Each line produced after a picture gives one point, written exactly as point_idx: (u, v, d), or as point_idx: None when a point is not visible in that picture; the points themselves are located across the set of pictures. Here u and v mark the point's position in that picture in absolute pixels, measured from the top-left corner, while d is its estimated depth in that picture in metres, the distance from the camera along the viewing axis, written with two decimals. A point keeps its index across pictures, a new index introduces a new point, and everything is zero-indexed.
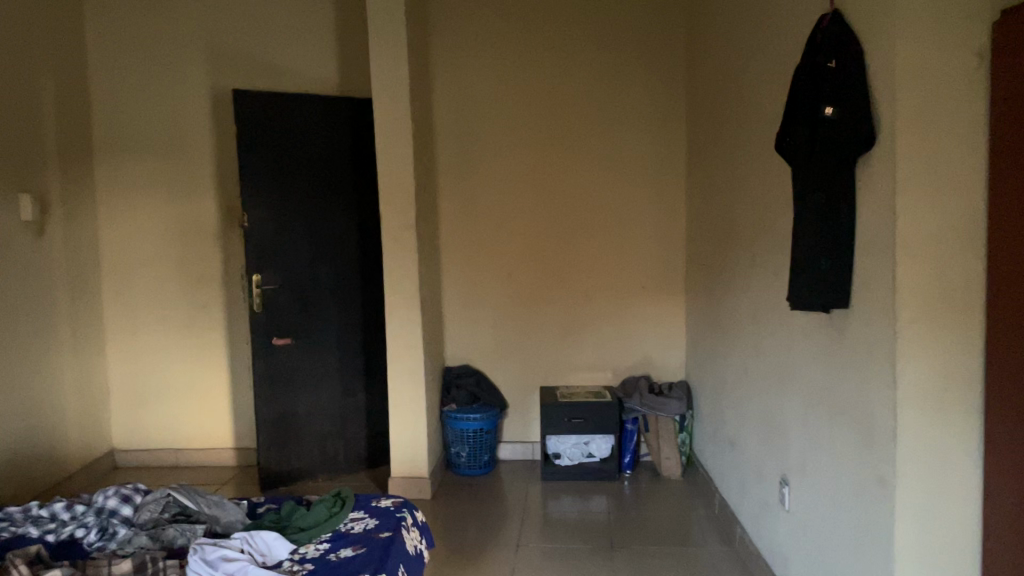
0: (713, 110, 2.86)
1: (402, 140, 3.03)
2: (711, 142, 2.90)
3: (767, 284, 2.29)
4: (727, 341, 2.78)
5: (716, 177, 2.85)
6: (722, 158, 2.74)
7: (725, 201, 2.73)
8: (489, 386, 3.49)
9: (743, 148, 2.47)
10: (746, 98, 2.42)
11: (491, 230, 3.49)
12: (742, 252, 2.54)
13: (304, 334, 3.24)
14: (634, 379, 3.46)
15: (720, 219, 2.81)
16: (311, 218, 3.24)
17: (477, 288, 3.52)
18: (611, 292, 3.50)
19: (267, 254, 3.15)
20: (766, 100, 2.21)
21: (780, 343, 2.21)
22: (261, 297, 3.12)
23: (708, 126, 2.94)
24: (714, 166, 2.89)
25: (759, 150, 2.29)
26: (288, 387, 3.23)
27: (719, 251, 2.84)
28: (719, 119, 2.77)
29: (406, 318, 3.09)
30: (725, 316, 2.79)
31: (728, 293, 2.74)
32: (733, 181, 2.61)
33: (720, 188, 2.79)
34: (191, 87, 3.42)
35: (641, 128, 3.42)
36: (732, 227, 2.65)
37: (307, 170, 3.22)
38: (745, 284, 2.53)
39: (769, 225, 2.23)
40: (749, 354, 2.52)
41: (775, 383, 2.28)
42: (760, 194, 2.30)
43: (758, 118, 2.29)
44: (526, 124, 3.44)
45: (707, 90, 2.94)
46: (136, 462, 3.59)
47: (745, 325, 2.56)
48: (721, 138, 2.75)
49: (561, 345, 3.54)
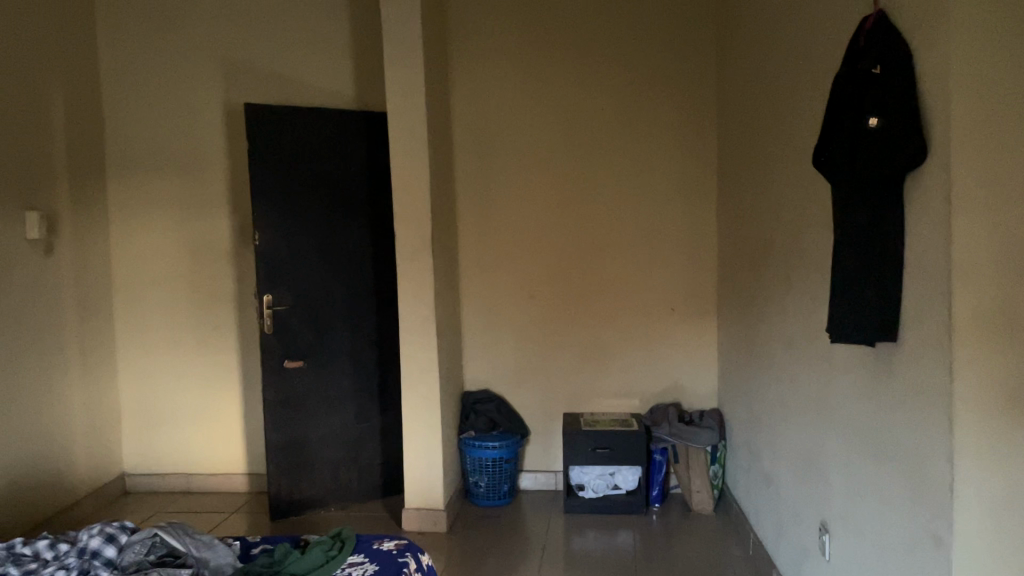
0: (746, 124, 2.68)
1: (417, 155, 2.90)
2: (745, 158, 2.72)
3: (805, 312, 2.11)
4: (762, 371, 2.59)
5: (749, 193, 2.67)
6: (757, 174, 2.55)
7: (759, 221, 2.54)
8: (510, 413, 3.34)
9: (778, 164, 2.29)
10: (782, 111, 2.24)
11: (513, 250, 3.34)
12: (778, 277, 2.36)
13: (316, 357, 3.12)
14: (662, 407, 3.28)
15: (753, 240, 2.63)
16: (325, 236, 3.12)
17: (498, 309, 3.37)
18: (639, 315, 3.32)
19: (279, 274, 3.05)
20: (803, 113, 2.04)
21: (820, 377, 2.02)
22: (272, 319, 3.02)
23: (742, 141, 2.76)
24: (747, 180, 2.70)
25: (796, 167, 2.11)
26: (299, 412, 3.10)
27: (753, 275, 2.66)
28: (753, 132, 2.59)
29: (420, 342, 2.94)
30: (760, 345, 2.60)
31: (763, 320, 2.55)
32: (768, 200, 2.43)
33: (754, 208, 2.61)
34: (205, 102, 3.34)
35: (671, 141, 3.25)
36: (766, 249, 2.47)
37: (321, 187, 3.10)
38: (781, 312, 2.35)
39: (806, 248, 2.05)
40: (786, 387, 2.33)
41: (815, 420, 2.09)
42: (797, 215, 2.12)
43: (795, 133, 2.11)
44: (549, 138, 3.30)
45: (741, 101, 2.76)
46: (147, 487, 3.49)
47: (781, 357, 2.37)
48: (755, 153, 2.57)
49: (585, 370, 3.37)
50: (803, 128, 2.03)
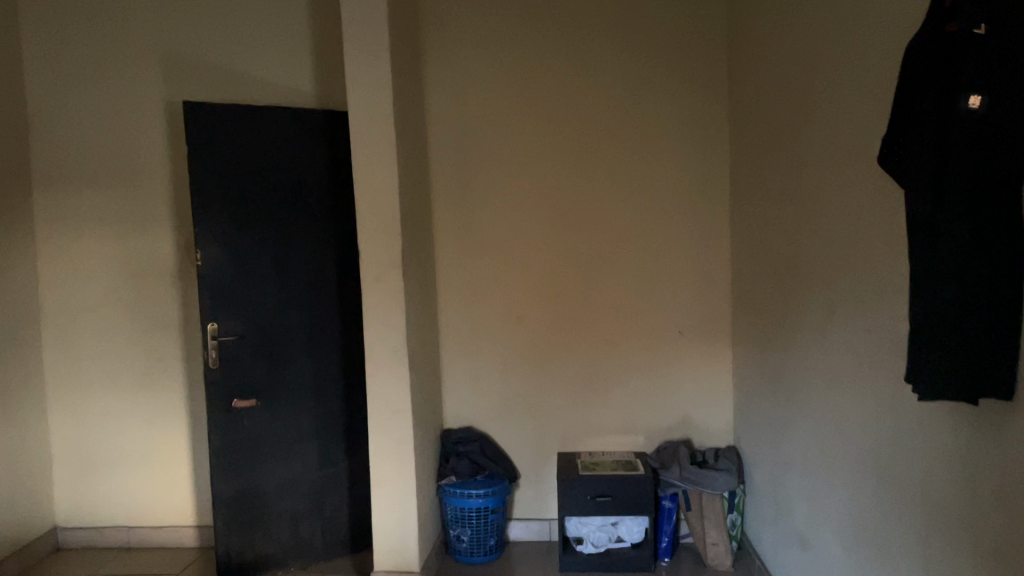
0: (772, 119, 2.29)
1: (385, 159, 2.48)
2: (770, 163, 2.33)
3: (861, 348, 1.70)
4: (795, 414, 2.19)
5: (777, 199, 2.26)
6: (788, 178, 2.16)
7: (792, 235, 2.14)
8: (497, 454, 2.92)
9: (822, 164, 1.88)
10: (827, 100, 1.84)
11: (498, 268, 2.93)
12: (817, 304, 1.96)
13: (271, 394, 2.70)
14: (670, 445, 2.86)
15: (782, 258, 2.23)
16: (280, 253, 2.70)
17: (482, 335, 2.96)
18: (643, 340, 2.91)
19: (225, 299, 2.63)
20: (861, 100, 1.63)
21: (886, 431, 1.61)
22: (217, 351, 2.62)
23: (766, 141, 2.36)
24: (773, 185, 2.30)
25: (850, 167, 1.71)
26: (253, 458, 2.69)
27: (781, 299, 2.26)
28: (783, 130, 2.19)
29: (390, 377, 2.52)
30: (793, 384, 2.20)
31: (797, 355, 2.15)
32: (804, 209, 2.03)
33: (784, 219, 2.21)
34: (145, 103, 2.92)
35: (678, 142, 2.85)
36: (801, 267, 2.07)
37: (274, 198, 2.69)
38: (822, 345, 1.94)
39: (866, 269, 1.64)
40: (831, 439, 1.93)
41: (875, 487, 1.69)
42: (851, 226, 1.71)
43: (849, 125, 1.70)
44: (539, 140, 2.89)
45: (765, 93, 2.36)
46: (82, 542, 3.05)
47: (823, 402, 1.97)
48: (785, 152, 2.17)
49: (582, 404, 2.95)
50: (863, 117, 1.62)
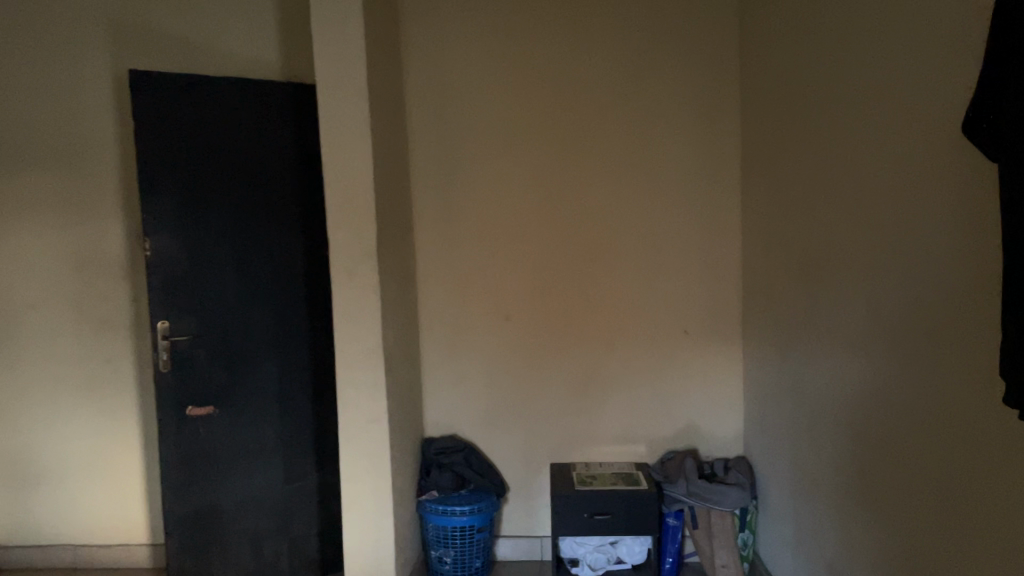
0: (804, 94, 2.02)
1: (358, 137, 2.18)
2: (801, 145, 2.06)
3: (929, 357, 1.43)
4: (836, 431, 1.93)
5: (811, 182, 1.99)
6: (828, 158, 1.88)
7: (834, 225, 1.87)
8: (483, 466, 2.64)
9: (874, 141, 1.62)
10: (884, 65, 1.56)
11: (485, 262, 2.65)
12: (872, 306, 1.68)
13: (230, 401, 2.41)
14: (675, 456, 2.59)
15: (818, 251, 1.97)
16: (240, 244, 2.40)
17: (467, 334, 2.68)
18: (645, 341, 2.65)
19: (177, 294, 2.35)
20: (936, 60, 1.36)
21: (963, 460, 1.35)
22: (169, 353, 2.33)
23: (796, 118, 2.09)
24: (805, 168, 2.03)
25: (917, 142, 1.43)
26: (209, 472, 2.42)
27: (817, 298, 1.99)
28: (819, 104, 1.92)
29: (364, 382, 2.23)
30: (830, 396, 1.93)
31: (839, 363, 1.88)
32: (851, 194, 1.76)
33: (821, 208, 1.93)
34: (89, 76, 2.61)
35: (685, 122, 2.58)
36: (846, 261, 1.80)
37: (233, 182, 2.38)
38: (877, 354, 1.67)
39: (942, 264, 1.37)
40: (885, 461, 1.66)
41: (948, 520, 1.42)
42: (919, 213, 1.44)
43: (915, 90, 1.43)
44: (533, 119, 2.61)
45: (795, 64, 2.08)
46: (22, 563, 2.75)
47: (874, 418, 1.71)
48: (824, 129, 1.90)
49: (578, 410, 2.68)
50: (941, 80, 1.35)
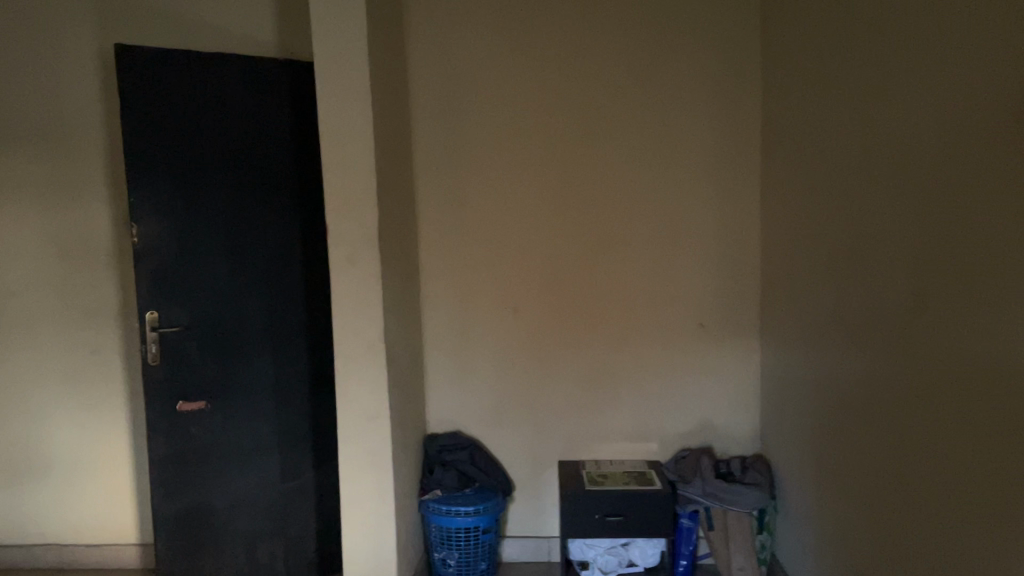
0: (840, 73, 1.89)
1: (358, 117, 2.04)
2: (833, 128, 1.94)
3: (985, 358, 1.31)
4: (862, 431, 1.81)
5: (845, 165, 1.87)
6: (865, 142, 1.76)
7: (868, 214, 1.75)
8: (490, 464, 2.52)
9: (927, 123, 1.48)
10: (945, 39, 1.43)
11: (490, 250, 2.53)
12: (909, 301, 1.57)
13: (223, 395, 2.29)
14: (690, 454, 2.48)
15: (850, 241, 1.85)
16: (233, 230, 2.27)
17: (472, 326, 2.56)
18: (656, 334, 2.53)
19: (167, 283, 2.22)
20: (1014, 33, 1.23)
21: (1016, 470, 1.24)
22: (158, 345, 2.21)
23: (828, 98, 1.97)
24: (838, 151, 1.91)
25: (985, 123, 1.30)
26: (201, 471, 2.30)
27: (847, 291, 1.87)
28: (857, 84, 1.80)
29: (365, 378, 2.11)
30: (859, 395, 1.82)
31: (869, 360, 1.76)
32: (891, 180, 1.63)
33: (855, 194, 1.81)
34: (74, 52, 2.47)
35: (703, 104, 2.45)
36: (881, 252, 1.68)
37: (227, 164, 2.25)
38: (914, 350, 1.55)
39: (1005, 255, 1.25)
40: (919, 466, 1.55)
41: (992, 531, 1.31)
42: (981, 200, 1.32)
43: (988, 67, 1.30)
44: (544, 100, 2.48)
45: (829, 40, 1.96)
46: (6, 563, 2.63)
47: (906, 421, 1.59)
48: (862, 112, 1.77)
49: (586, 406, 2.57)
50: (1020, 56, 1.21)
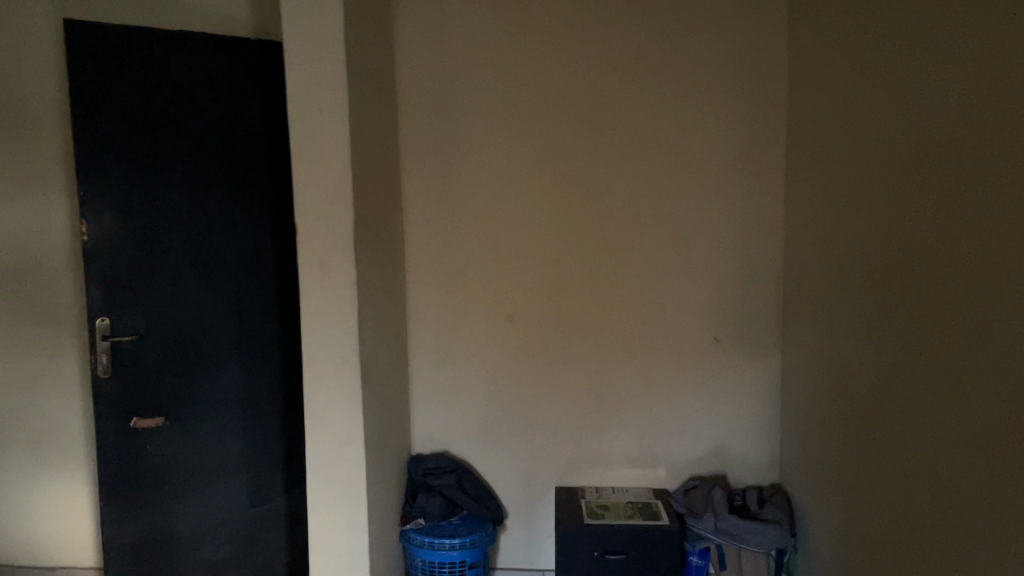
0: (873, 62, 1.65)
1: (331, 103, 1.80)
2: (866, 125, 1.69)
3: None
4: (893, 477, 1.57)
5: (876, 168, 1.63)
6: (902, 142, 1.51)
7: (906, 226, 1.49)
8: (479, 490, 2.29)
9: (979, 122, 1.24)
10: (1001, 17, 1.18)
11: (484, 254, 2.30)
12: (953, 331, 1.33)
13: (184, 410, 2.06)
14: (701, 484, 2.24)
15: (883, 256, 1.60)
16: (196, 229, 2.04)
17: (463, 338, 2.34)
18: (665, 349, 2.29)
19: (120, 286, 2.00)
20: None
21: None
22: (109, 355, 2.00)
23: (859, 91, 1.72)
24: (869, 152, 1.67)
25: None
26: (159, 494, 2.08)
27: (879, 315, 1.62)
28: (895, 75, 1.54)
29: (337, 398, 1.88)
30: (891, 437, 1.57)
31: (904, 397, 1.51)
32: (936, 187, 1.38)
33: (889, 203, 1.56)
34: (28, 30, 2.24)
35: (722, 96, 2.20)
36: (919, 272, 1.44)
37: (190, 156, 2.02)
38: (962, 390, 1.30)
39: None
40: (960, 527, 1.31)
41: None
42: None
43: None
44: (545, 91, 2.23)
45: (864, 24, 1.70)
46: None
47: (946, 473, 1.35)
48: (900, 106, 1.52)
49: (585, 427, 2.33)
50: None
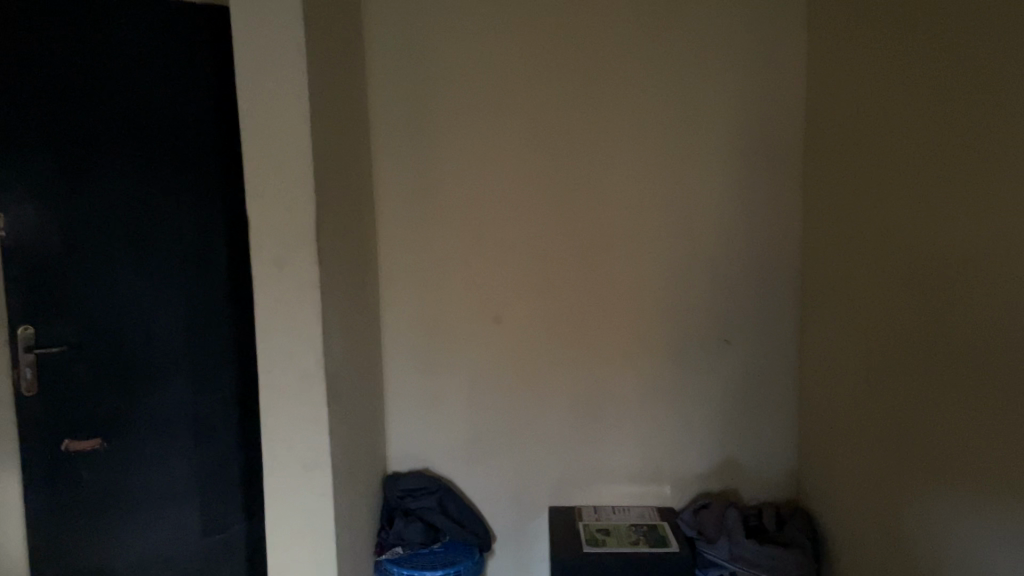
0: (916, 34, 1.42)
1: (288, 73, 1.53)
2: (906, 105, 1.46)
3: None
4: (944, 512, 1.34)
5: (919, 157, 1.40)
6: (962, 119, 1.27)
7: (965, 220, 1.26)
8: (464, 512, 2.05)
9: None
10: None
11: (467, 248, 2.05)
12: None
13: (124, 430, 1.80)
14: (713, 504, 2.01)
15: (929, 259, 1.38)
16: (134, 224, 1.77)
17: (444, 343, 2.09)
18: (670, 353, 2.05)
19: (44, 289, 1.74)
20: None
21: None
22: (34, 369, 1.74)
23: (897, 68, 1.50)
24: (908, 138, 1.45)
25: None
26: (97, 527, 1.81)
27: (926, 326, 1.39)
28: (948, 47, 1.32)
29: (299, 418, 1.62)
30: (941, 468, 1.35)
31: (961, 422, 1.28)
32: (1010, 172, 1.14)
33: (939, 198, 1.34)
34: None
35: (733, 70, 1.96)
36: (980, 280, 1.22)
37: (125, 139, 1.75)
38: None
39: None
40: None
41: None
42: None
43: None
44: (534, 64, 1.98)
45: None
46: None
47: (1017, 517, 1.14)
48: (959, 76, 1.28)
49: (580, 441, 2.09)
50: None
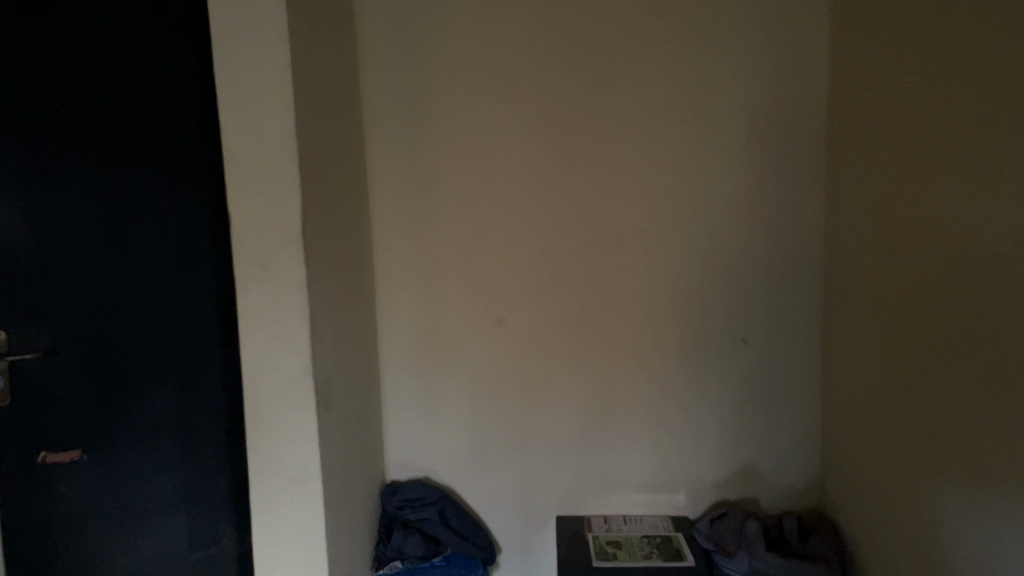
0: (946, 9, 1.29)
1: (268, 60, 1.42)
2: (935, 87, 1.33)
3: None
4: (982, 531, 1.23)
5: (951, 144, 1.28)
6: (1001, 99, 1.14)
7: (1003, 213, 1.13)
8: (467, 524, 1.94)
9: None
10: None
11: (467, 244, 1.93)
12: None
13: (103, 441, 1.69)
14: (730, 514, 1.89)
15: (963, 255, 1.25)
16: (110, 227, 1.63)
17: (445, 345, 1.98)
18: (683, 353, 1.93)
19: (14, 293, 1.64)
20: None
21: None
22: (6, 378, 1.64)
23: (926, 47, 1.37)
24: (939, 122, 1.32)
25: None
26: (78, 543, 1.72)
27: (959, 329, 1.27)
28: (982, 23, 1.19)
29: (286, 429, 1.52)
30: (977, 483, 1.23)
31: (999, 435, 1.16)
32: None
33: (973, 188, 1.21)
34: None
35: (750, 52, 1.83)
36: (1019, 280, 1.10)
37: (97, 132, 1.60)
38: None
39: None
40: None
41: None
42: None
43: None
44: (537, 49, 1.86)
45: None
46: None
47: None
48: (996, 54, 1.15)
49: (588, 448, 1.98)
50: None
